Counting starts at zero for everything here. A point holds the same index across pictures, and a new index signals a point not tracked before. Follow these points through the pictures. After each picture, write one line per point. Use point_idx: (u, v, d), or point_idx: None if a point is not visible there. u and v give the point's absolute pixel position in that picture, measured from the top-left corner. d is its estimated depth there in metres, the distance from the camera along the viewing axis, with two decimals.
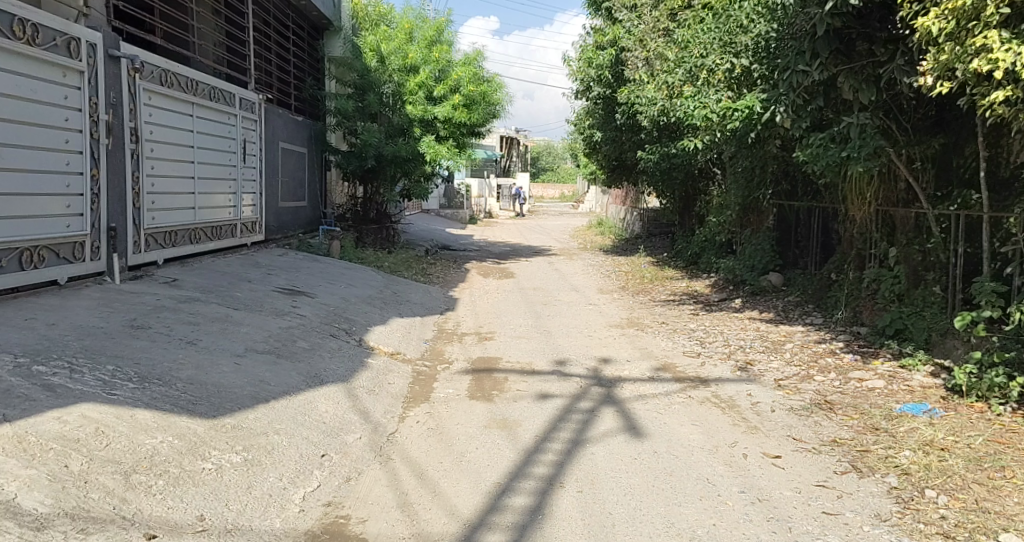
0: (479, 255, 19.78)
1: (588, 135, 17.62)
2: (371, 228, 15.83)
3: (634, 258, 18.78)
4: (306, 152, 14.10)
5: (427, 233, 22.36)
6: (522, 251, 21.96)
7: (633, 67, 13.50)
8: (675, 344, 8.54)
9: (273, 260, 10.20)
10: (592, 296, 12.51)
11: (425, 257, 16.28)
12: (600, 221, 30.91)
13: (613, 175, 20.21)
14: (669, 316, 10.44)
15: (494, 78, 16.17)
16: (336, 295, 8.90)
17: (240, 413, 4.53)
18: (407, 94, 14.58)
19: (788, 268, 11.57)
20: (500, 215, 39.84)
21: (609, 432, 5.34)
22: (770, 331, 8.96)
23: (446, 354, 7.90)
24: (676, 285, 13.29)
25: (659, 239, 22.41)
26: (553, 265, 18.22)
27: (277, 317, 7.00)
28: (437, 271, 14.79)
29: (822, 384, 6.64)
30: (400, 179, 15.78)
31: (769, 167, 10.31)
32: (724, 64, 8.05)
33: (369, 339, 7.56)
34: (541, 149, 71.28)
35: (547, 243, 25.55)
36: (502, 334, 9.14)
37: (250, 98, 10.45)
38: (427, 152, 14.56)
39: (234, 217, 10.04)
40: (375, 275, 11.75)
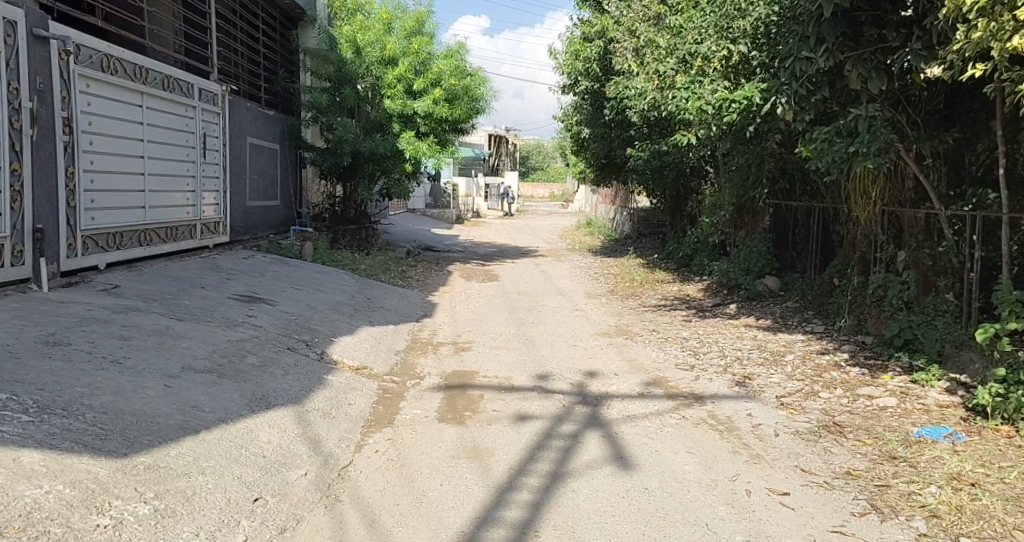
0: (463, 257, 19.11)
1: (575, 132, 17.00)
2: (348, 228, 15.13)
3: (624, 259, 18.18)
4: (277, 148, 13.40)
5: (411, 233, 21.70)
6: (509, 253, 21.33)
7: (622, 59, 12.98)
8: (666, 355, 7.91)
9: (236, 264, 9.51)
10: (578, 301, 11.88)
11: (406, 259, 15.60)
12: (590, 220, 30.28)
13: (602, 174, 19.57)
14: (660, 323, 9.82)
15: (478, 72, 15.53)
16: (299, 302, 8.22)
17: (158, 449, 3.88)
18: (385, 87, 13.97)
19: (786, 272, 10.98)
20: (488, 214, 39.16)
21: (593, 463, 4.71)
22: (768, 341, 8.35)
23: (418, 367, 7.24)
24: (667, 289, 12.65)
25: (650, 239, 21.81)
26: (540, 267, 17.58)
27: (226, 329, 6.33)
28: (417, 274, 14.11)
29: (828, 402, 6.01)
30: (379, 178, 15.08)
31: (766, 165, 9.72)
32: (720, 51, 7.47)
33: (331, 351, 6.89)
34: (530, 148, 70.67)
35: (535, 243, 24.90)
36: (481, 344, 8.48)
37: (208, 89, 9.79)
38: (407, 148, 13.88)
39: (191, 217, 9.31)
40: (348, 279, 11.05)
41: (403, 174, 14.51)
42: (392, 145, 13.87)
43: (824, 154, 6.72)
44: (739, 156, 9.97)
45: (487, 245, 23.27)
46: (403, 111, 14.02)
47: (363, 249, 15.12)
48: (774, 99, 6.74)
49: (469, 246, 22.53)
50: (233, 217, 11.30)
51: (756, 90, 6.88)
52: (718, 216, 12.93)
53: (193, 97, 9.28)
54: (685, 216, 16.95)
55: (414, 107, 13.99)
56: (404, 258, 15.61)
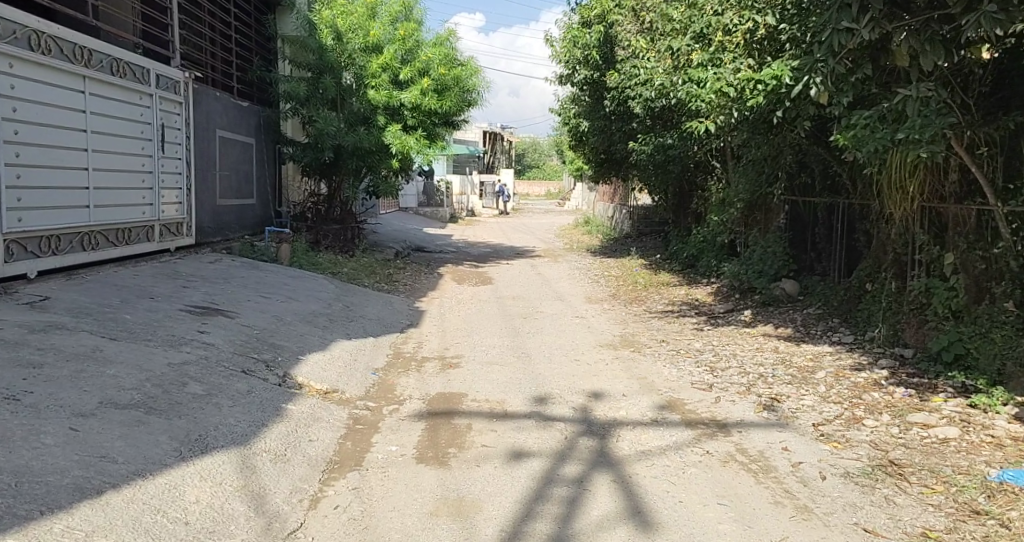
0: (456, 258, 18.18)
1: (574, 126, 16.09)
2: (331, 229, 14.18)
3: (625, 260, 17.30)
4: (252, 142, 12.46)
5: (401, 234, 20.79)
6: (503, 253, 20.43)
7: (626, 45, 12.15)
8: (679, 371, 7.00)
9: (198, 270, 8.57)
10: (578, 307, 10.98)
11: (393, 262, 14.64)
12: (587, 219, 29.39)
13: (602, 169, 18.66)
14: (669, 333, 8.90)
15: (470, 62, 14.65)
16: (265, 313, 7.28)
17: (37, 528, 3.00)
18: (369, 77, 13.06)
19: (804, 274, 10.14)
20: (483, 213, 38.22)
21: (605, 522, 3.81)
22: (792, 355, 7.43)
23: (398, 389, 6.32)
24: (673, 293, 11.73)
25: (651, 239, 20.96)
26: (536, 268, 16.68)
27: (169, 350, 5.40)
28: (405, 278, 13.18)
29: (876, 432, 5.12)
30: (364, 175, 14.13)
31: (787, 155, 8.81)
32: (745, 23, 6.54)
33: (296, 373, 5.96)
34: (526, 145, 69.82)
35: (531, 243, 23.98)
36: (470, 358, 7.57)
37: (166, 76, 8.93)
38: (393, 142, 12.95)
39: (146, 217, 8.41)
40: (327, 284, 10.12)
41: (390, 170, 13.58)
42: (377, 139, 12.95)
43: (864, 143, 5.80)
44: (758, 146, 9.04)
45: (481, 245, 22.33)
46: (388, 102, 13.11)
47: (348, 252, 14.19)
48: (807, 79, 5.83)
49: (462, 246, 21.58)
50: (200, 217, 10.35)
51: (786, 68, 5.97)
52: (729, 214, 12.03)
53: (149, 83, 8.47)
54: (690, 213, 16.05)
55: (401, 98, 13.07)
56: (391, 261, 14.66)
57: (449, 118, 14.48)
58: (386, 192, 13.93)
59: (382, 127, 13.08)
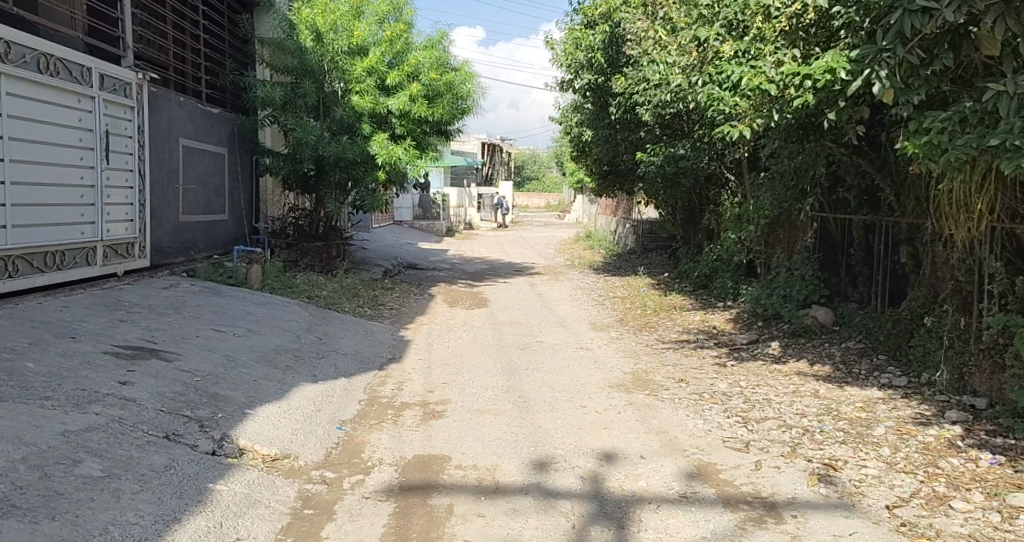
0: (450, 276, 17.08)
1: (577, 135, 15.01)
2: (313, 247, 13.07)
3: (631, 279, 16.23)
4: (224, 153, 11.40)
5: (393, 249, 19.72)
6: (501, 270, 19.35)
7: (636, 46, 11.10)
8: (706, 425, 5.87)
9: (146, 299, 7.46)
10: (581, 336, 9.89)
11: (381, 283, 13.52)
12: (590, 232, 28.36)
13: (606, 182, 17.59)
14: (687, 371, 7.78)
15: (464, 66, 13.59)
16: (214, 353, 6.17)
17: None
18: (353, 82, 11.96)
19: (837, 300, 9.09)
20: (480, 226, 37.18)
21: None
22: (838, 404, 6.30)
23: (367, 450, 5.20)
24: (688, 320, 10.62)
25: (657, 255, 19.87)
26: (536, 288, 15.61)
27: (73, 412, 4.29)
28: (393, 301, 12.09)
29: (972, 522, 4.00)
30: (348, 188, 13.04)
31: (823, 167, 7.73)
32: (790, 6, 5.45)
33: (238, 434, 4.85)
34: (526, 157, 68.89)
35: (530, 258, 22.92)
36: (458, 404, 6.46)
37: (112, 76, 7.87)
38: (378, 153, 11.85)
39: (83, 238, 7.40)
40: (301, 311, 9.01)
41: (377, 183, 12.50)
42: (362, 150, 11.86)
43: (940, 153, 4.71)
44: (788, 154, 7.95)
45: (477, 262, 21.26)
46: (374, 109, 12.02)
47: (331, 271, 13.07)
48: (866, 74, 4.74)
49: (457, 262, 20.50)
50: (158, 236, 9.26)
51: (842, 59, 4.87)
52: (751, 232, 10.97)
53: (91, 84, 7.47)
54: (703, 229, 14.97)
55: (388, 104, 11.99)
56: (379, 281, 13.55)
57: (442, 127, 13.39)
58: (372, 206, 12.83)
59: (367, 136, 11.99)
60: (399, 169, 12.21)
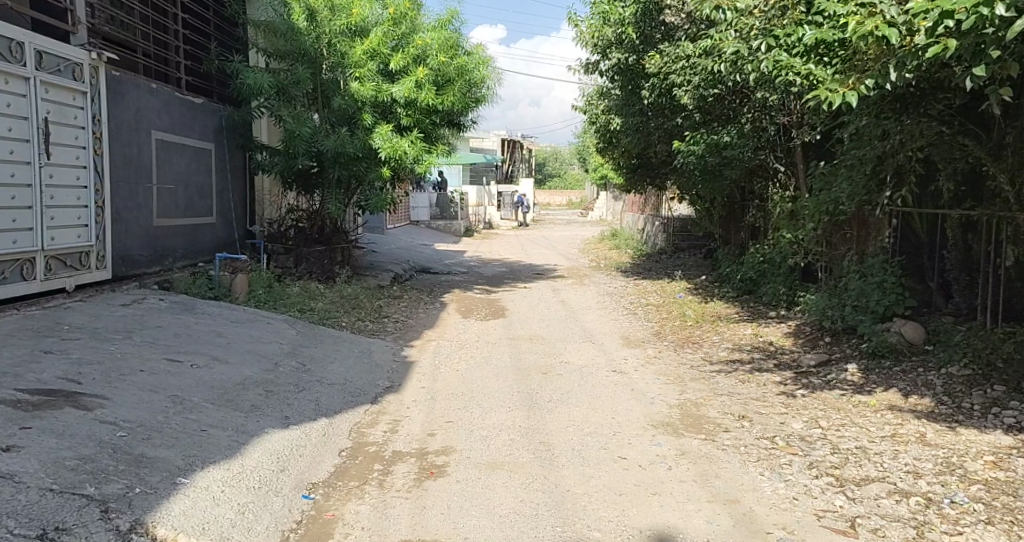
0: (466, 282, 15.81)
1: (604, 125, 13.63)
2: (314, 252, 11.79)
3: (663, 283, 14.86)
4: (211, 148, 10.09)
5: (406, 252, 18.49)
6: (521, 274, 18.05)
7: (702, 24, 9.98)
8: (787, 490, 4.47)
9: (93, 320, 6.20)
10: (614, 354, 8.56)
11: (390, 292, 12.25)
12: (615, 230, 27.03)
13: (635, 177, 16.20)
14: (748, 405, 6.38)
15: (478, 49, 12.28)
16: (155, 394, 4.87)
17: None
18: (353, 66, 10.66)
19: (922, 315, 7.73)
20: (501, 225, 35.94)
21: None
22: (956, 458, 4.87)
23: (345, 532, 3.89)
24: (737, 335, 9.22)
25: (689, 256, 18.47)
26: (559, 294, 14.30)
27: None
28: (403, 313, 10.84)
29: None
30: (352, 188, 11.79)
31: (918, 151, 6.28)
32: None
33: (160, 521, 3.57)
34: (547, 154, 67.54)
35: (553, 260, 21.60)
36: (467, 454, 5.13)
37: (53, 55, 6.58)
38: (381, 147, 10.55)
39: (15, 247, 6.18)
40: (291, 330, 7.72)
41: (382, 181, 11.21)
42: (363, 143, 10.57)
43: None
44: (873, 134, 6.51)
45: (496, 264, 20.00)
46: (377, 97, 10.72)
47: (333, 279, 11.81)
48: None
49: (474, 264, 19.24)
50: (126, 242, 8.02)
51: None
52: (816, 230, 9.56)
53: (22, 62, 6.22)
54: (747, 228, 13.55)
55: (392, 92, 10.67)
56: (386, 290, 12.27)
57: (453, 117, 12.10)
58: (377, 207, 11.53)
59: (369, 128, 10.70)
60: (406, 165, 10.90)
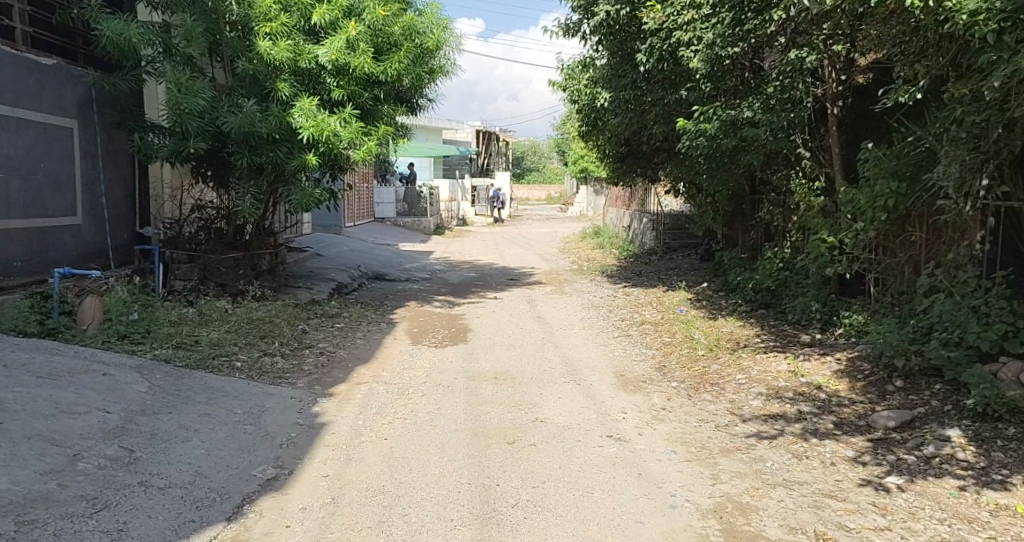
0: (427, 292, 13.46)
1: (590, 102, 11.27)
2: (226, 263, 9.31)
3: (658, 292, 12.63)
4: (73, 127, 7.65)
5: (361, 255, 16.12)
6: (493, 279, 15.75)
7: None
8: None
9: None
10: (609, 407, 6.26)
11: (324, 311, 9.86)
12: (598, 228, 24.88)
13: (623, 169, 13.92)
14: (823, 513, 4.11)
15: (433, 6, 9.87)
16: None
17: None
18: (262, 20, 8.26)
19: None
20: (476, 222, 33.62)
21: None
22: None
23: None
24: (768, 373, 6.93)
25: (685, 260, 16.29)
26: (537, 306, 12.03)
27: None
28: (337, 340, 8.50)
29: None
30: (275, 178, 9.40)
31: None
32: None
33: None
34: (525, 148, 65.29)
35: (530, 261, 19.35)
36: None
37: None
38: (300, 125, 8.21)
39: None
40: (141, 383, 5.31)
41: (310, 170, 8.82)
42: (278, 121, 8.20)
43: None
44: (1017, 81, 4.25)
45: (465, 267, 17.69)
46: (296, 61, 8.37)
47: (250, 296, 9.38)
48: None
49: (439, 268, 16.90)
50: None
51: None
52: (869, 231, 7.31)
53: None
54: (760, 228, 11.30)
55: (315, 55, 8.35)
56: (321, 308, 9.88)
57: (401, 88, 9.73)
58: (304, 204, 9.14)
59: (286, 102, 8.34)
60: (336, 149, 8.55)
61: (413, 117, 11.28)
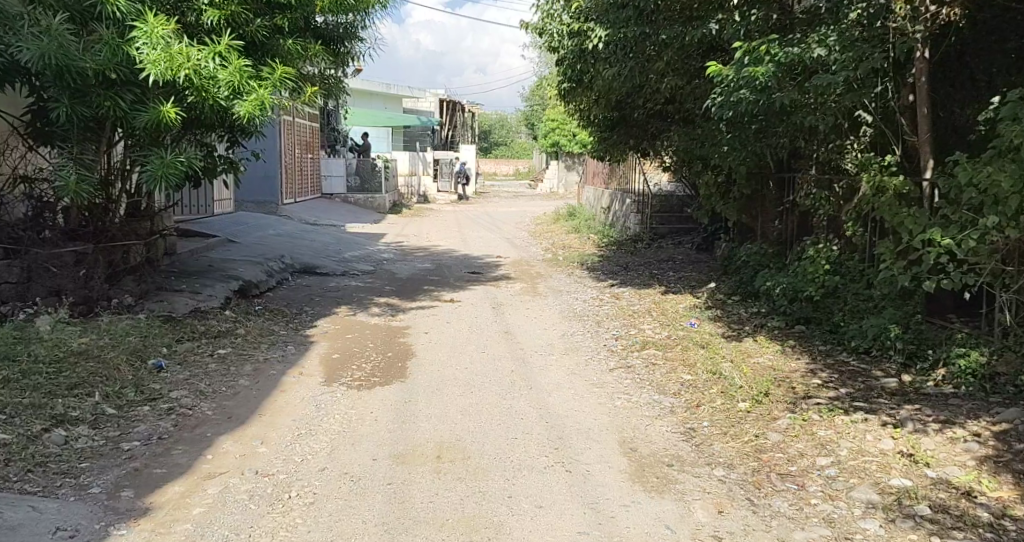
0: (365, 292, 10.77)
1: (576, 45, 8.58)
2: (55, 259, 7.12)
3: (653, 296, 10.09)
4: None
5: (291, 242, 13.36)
6: (451, 272, 13.10)
7: None
8: None
9: None
10: (630, 531, 3.69)
11: (200, 340, 7.07)
12: (572, 208, 22.30)
13: (613, 139, 11.32)
14: None
15: None
16: None
17: None
18: None
19: None
20: (438, 199, 30.84)
21: None
22: None
23: None
24: (867, 455, 4.32)
25: (678, 250, 13.79)
26: (502, 315, 9.43)
27: None
28: (206, 383, 5.83)
29: None
30: (136, 142, 6.67)
31: None
32: None
33: None
34: (492, 121, 62.42)
35: (496, 247, 16.73)
36: None
37: None
38: (142, 56, 5.88)
39: None
40: None
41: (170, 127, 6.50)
42: (109, 51, 5.86)
43: None
44: None
45: (419, 255, 14.97)
46: None
47: (70, 314, 7.01)
48: None
49: (388, 257, 14.18)
50: None
51: None
52: (1010, 230, 4.76)
53: None
54: (791, 216, 8.74)
55: None
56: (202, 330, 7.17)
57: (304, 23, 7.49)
58: (162, 179, 6.41)
59: (123, 22, 6.02)
60: (211, 97, 6.27)
61: (347, 71, 9.01)
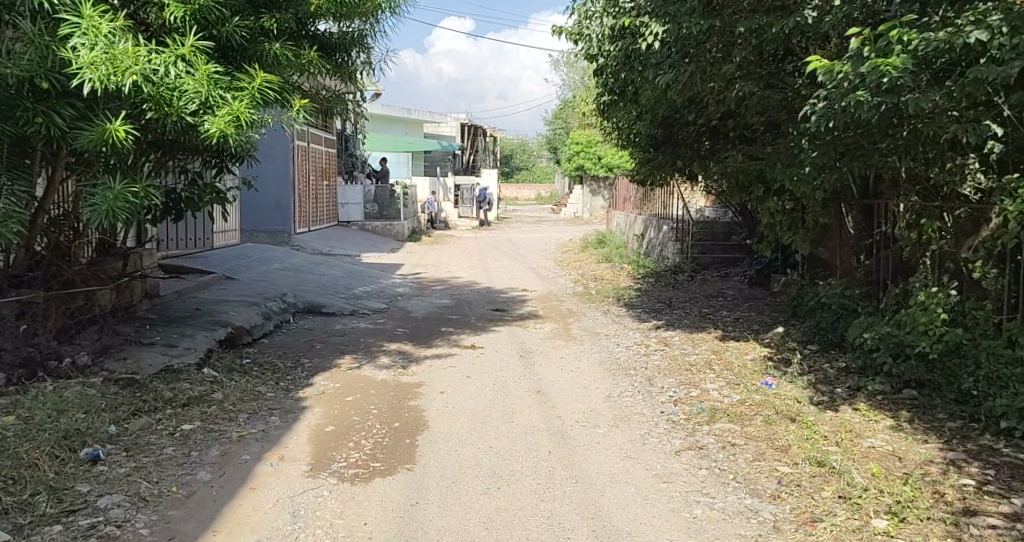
0: (375, 336, 9.39)
1: (621, 49, 7.30)
2: None
3: (710, 343, 8.62)
4: None
5: (296, 276, 12.05)
6: (473, 309, 11.72)
7: None
8: None
9: None
10: None
11: (166, 410, 5.70)
12: (602, 234, 20.89)
13: (657, 160, 9.89)
14: None
15: None
16: None
17: None
18: None
19: None
20: (459, 224, 29.62)
21: None
22: None
23: None
24: None
25: (727, 284, 12.31)
26: (534, 366, 8.00)
27: None
28: (154, 486, 4.44)
29: None
30: (88, 170, 5.32)
31: None
32: None
33: None
34: (514, 145, 61.45)
35: (522, 279, 15.34)
36: None
37: None
38: (77, 59, 4.51)
39: None
40: None
41: (124, 150, 5.13)
42: (38, 54, 4.51)
43: None
44: None
45: (438, 289, 13.61)
46: None
47: (8, 382, 5.64)
48: None
49: (404, 292, 12.83)
50: None
51: None
52: None
53: None
54: (884, 252, 7.33)
55: None
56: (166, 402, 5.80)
57: (292, 23, 6.15)
58: (110, 216, 4.97)
59: (54, 17, 4.69)
60: (172, 112, 4.93)
61: (352, 86, 7.69)
